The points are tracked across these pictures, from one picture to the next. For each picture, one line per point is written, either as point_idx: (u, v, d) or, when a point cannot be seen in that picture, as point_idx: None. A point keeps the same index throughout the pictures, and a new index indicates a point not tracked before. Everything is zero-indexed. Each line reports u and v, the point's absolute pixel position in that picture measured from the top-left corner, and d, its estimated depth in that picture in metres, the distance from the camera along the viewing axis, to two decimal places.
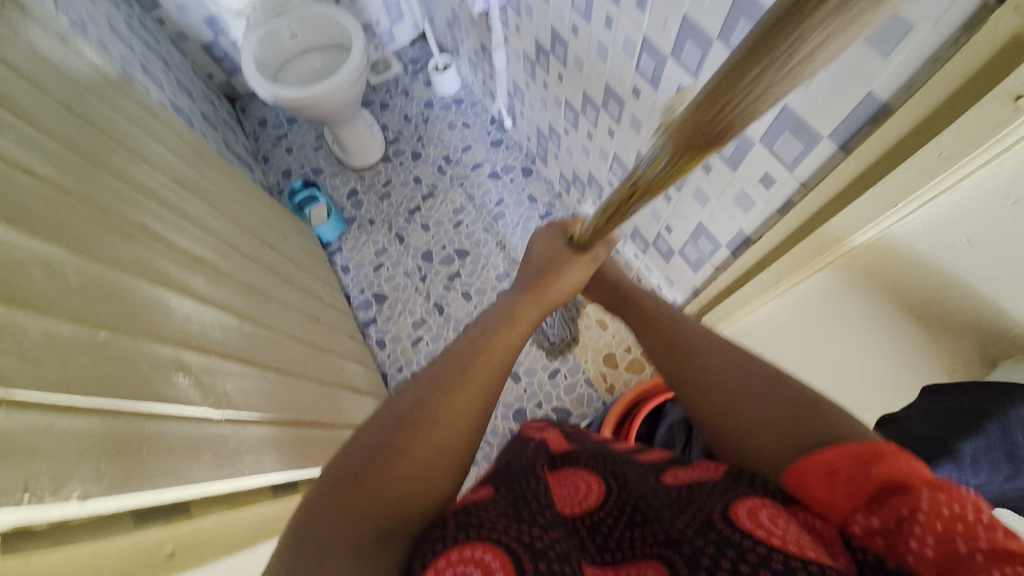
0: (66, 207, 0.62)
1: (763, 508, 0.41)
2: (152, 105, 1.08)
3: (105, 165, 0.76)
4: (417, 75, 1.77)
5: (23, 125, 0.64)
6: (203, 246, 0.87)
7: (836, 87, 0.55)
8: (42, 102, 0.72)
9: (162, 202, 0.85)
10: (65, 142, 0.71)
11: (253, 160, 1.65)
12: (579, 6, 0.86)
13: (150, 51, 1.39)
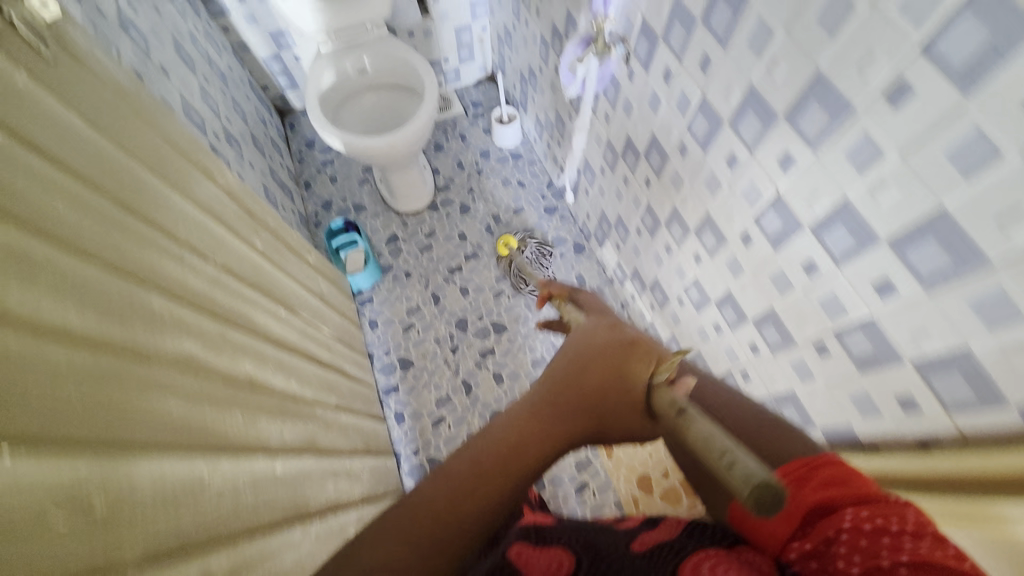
0: (170, 209, 0.59)
1: (706, 561, 0.40)
2: (215, 132, 1.06)
3: (170, 180, 0.62)
4: (477, 121, 1.71)
5: (64, 112, 0.47)
6: (267, 298, 0.77)
7: (909, 193, 0.50)
8: (82, 82, 0.53)
9: (227, 234, 0.71)
10: (101, 131, 0.52)
11: (295, 186, 1.54)
12: (642, 55, 0.83)
13: (203, 42, 1.21)
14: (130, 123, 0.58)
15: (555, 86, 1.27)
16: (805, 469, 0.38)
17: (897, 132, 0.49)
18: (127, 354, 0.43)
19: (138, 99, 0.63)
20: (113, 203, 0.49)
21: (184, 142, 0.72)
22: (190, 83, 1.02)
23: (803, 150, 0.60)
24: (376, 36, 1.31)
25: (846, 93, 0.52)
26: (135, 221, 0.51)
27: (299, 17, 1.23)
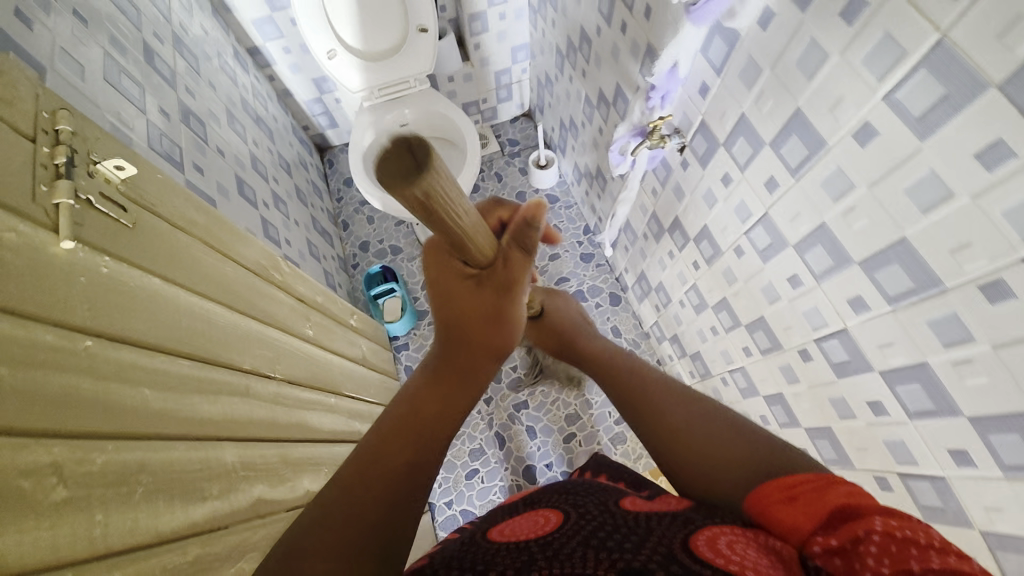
0: (232, 337, 0.60)
1: (724, 535, 0.38)
2: (266, 202, 1.07)
3: (235, 305, 0.63)
4: (514, 159, 1.70)
5: (148, 277, 0.49)
6: (315, 396, 0.78)
7: (999, 381, 0.47)
8: (163, 230, 0.54)
9: (280, 340, 0.72)
10: (179, 280, 0.54)
11: (333, 228, 1.56)
12: (699, 151, 0.80)
13: (248, 97, 1.23)
14: (193, 254, 0.58)
15: (599, 144, 1.25)
16: (812, 483, 0.37)
17: (990, 327, 0.46)
18: (204, 531, 0.44)
19: (198, 221, 0.63)
20: (183, 360, 0.49)
21: (241, 252, 0.71)
22: (241, 154, 1.03)
23: (880, 303, 0.57)
24: (417, 89, 1.32)
25: (935, 269, 0.49)
26: (202, 371, 0.52)
27: (348, 76, 1.24)
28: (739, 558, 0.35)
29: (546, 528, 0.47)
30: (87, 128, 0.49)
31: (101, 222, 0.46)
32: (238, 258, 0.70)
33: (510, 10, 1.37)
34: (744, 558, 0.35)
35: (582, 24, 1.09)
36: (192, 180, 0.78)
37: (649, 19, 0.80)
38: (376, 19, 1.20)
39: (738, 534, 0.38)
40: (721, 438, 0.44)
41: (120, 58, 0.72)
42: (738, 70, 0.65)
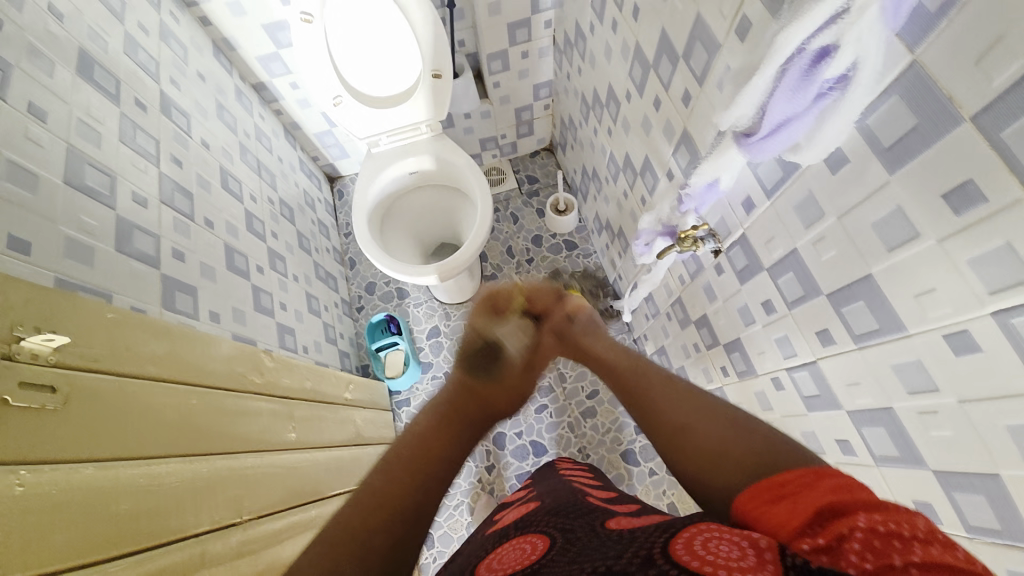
0: (189, 493, 0.53)
1: (699, 537, 0.32)
2: (260, 267, 1.01)
3: (202, 447, 0.58)
4: (532, 198, 1.59)
5: (81, 467, 0.43)
6: (294, 517, 0.71)
7: None
8: (117, 388, 0.49)
9: (255, 465, 0.66)
10: (128, 451, 0.48)
11: (339, 269, 1.50)
12: (737, 264, 0.70)
13: (250, 142, 1.17)
14: (148, 405, 0.52)
15: (623, 207, 1.14)
16: (796, 481, 0.32)
17: None
18: None
19: (158, 355, 0.57)
20: (117, 563, 0.43)
21: (211, 371, 0.65)
22: (235, 217, 0.98)
23: (955, 526, 0.46)
24: (428, 135, 1.23)
25: None
26: (142, 565, 0.45)
27: (355, 123, 1.15)
28: (716, 558, 0.29)
29: (535, 556, 0.40)
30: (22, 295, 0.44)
31: (22, 417, 0.40)
32: (207, 380, 0.64)
33: (534, 49, 1.25)
34: (718, 558, 0.29)
35: (610, 82, 0.97)
36: (169, 275, 0.72)
37: (689, 107, 0.69)
38: (389, 65, 1.12)
39: (720, 531, 0.32)
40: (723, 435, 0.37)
41: (88, 149, 0.66)
42: (793, 203, 0.54)
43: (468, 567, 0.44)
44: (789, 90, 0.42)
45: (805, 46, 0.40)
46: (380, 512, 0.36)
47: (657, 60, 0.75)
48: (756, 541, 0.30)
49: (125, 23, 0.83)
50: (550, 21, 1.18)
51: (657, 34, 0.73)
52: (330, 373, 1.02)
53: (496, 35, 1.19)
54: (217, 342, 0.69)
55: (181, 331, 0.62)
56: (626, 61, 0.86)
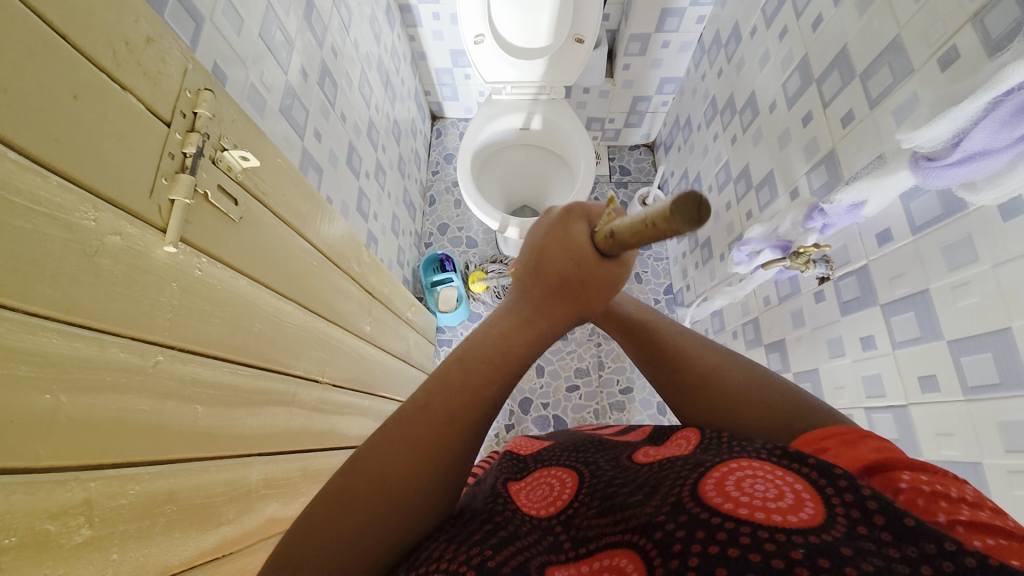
0: (294, 338, 0.58)
1: (734, 472, 0.33)
2: (367, 173, 1.06)
3: (312, 304, 0.63)
4: (620, 189, 1.59)
5: (239, 280, 0.47)
6: (354, 399, 0.76)
7: None
8: (270, 226, 0.53)
9: (340, 340, 0.71)
10: (268, 282, 0.52)
11: (420, 202, 1.55)
12: (843, 294, 0.69)
13: (385, 57, 1.21)
14: (285, 250, 0.56)
15: (718, 218, 1.14)
16: (838, 437, 0.36)
17: None
18: (224, 555, 0.44)
19: (300, 211, 0.61)
20: (240, 369, 0.47)
21: (327, 243, 0.69)
22: (361, 121, 1.02)
23: None
24: (550, 98, 1.24)
25: None
26: (255, 380, 0.49)
27: (487, 66, 1.18)
28: (753, 500, 0.31)
29: (564, 492, 0.42)
30: (230, 115, 0.47)
31: (212, 217, 0.43)
32: (323, 249, 0.68)
33: (677, 42, 1.24)
34: (754, 499, 0.31)
35: (754, 89, 0.96)
36: (308, 149, 0.77)
37: (847, 128, 0.69)
38: (538, 18, 1.13)
39: (752, 467, 0.34)
40: (792, 420, 0.40)
41: (279, 13, 0.70)
42: (943, 243, 0.53)
43: (489, 484, 0.45)
44: (996, 123, 0.41)
45: (1020, 87, 0.40)
46: (391, 485, 0.31)
47: (824, 75, 0.74)
48: (797, 481, 0.32)
49: None
50: (703, 18, 1.17)
51: (834, 50, 0.72)
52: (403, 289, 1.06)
53: (647, 17, 1.18)
54: (334, 220, 0.73)
55: (318, 200, 0.66)
56: (784, 71, 0.85)
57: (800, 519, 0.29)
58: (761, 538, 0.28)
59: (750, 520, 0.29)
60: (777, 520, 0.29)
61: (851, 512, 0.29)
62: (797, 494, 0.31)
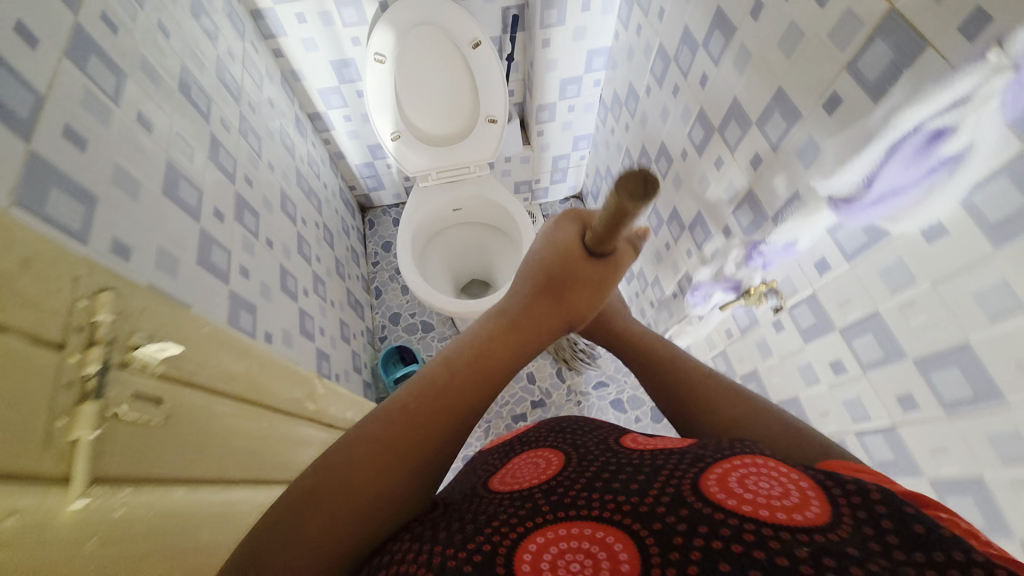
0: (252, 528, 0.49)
1: (735, 470, 0.35)
2: (304, 289, 1.00)
3: (268, 474, 0.55)
4: None
5: (172, 493, 0.40)
6: None
7: None
8: (203, 410, 0.46)
9: None
10: (207, 477, 0.45)
11: (366, 297, 1.49)
12: (800, 322, 0.71)
13: (302, 167, 1.19)
14: (226, 428, 0.49)
15: (659, 257, 1.17)
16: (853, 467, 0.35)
17: None
18: None
19: (236, 374, 0.54)
20: None
21: (274, 392, 0.62)
22: (288, 239, 0.98)
23: None
24: (476, 175, 1.25)
25: None
26: None
27: (409, 159, 1.18)
28: (756, 497, 0.32)
29: (548, 473, 0.42)
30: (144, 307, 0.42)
31: (129, 434, 0.37)
32: (269, 403, 0.60)
33: (581, 104, 1.32)
34: (759, 496, 0.32)
35: (663, 140, 1.02)
36: (235, 291, 0.71)
37: (758, 169, 0.73)
38: (448, 106, 1.15)
39: (755, 466, 0.35)
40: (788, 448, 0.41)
41: (180, 162, 0.66)
42: (879, 267, 0.56)
43: (477, 482, 0.46)
44: (908, 160, 0.48)
45: (924, 124, 0.46)
46: (394, 454, 0.36)
47: (724, 124, 0.79)
48: (802, 479, 0.33)
49: (219, 49, 0.86)
50: (598, 81, 1.25)
51: (726, 102, 0.77)
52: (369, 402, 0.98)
53: (549, 89, 1.25)
54: (277, 362, 0.65)
55: (258, 353, 0.59)
56: (686, 123, 0.91)
57: (806, 518, 0.30)
58: (761, 529, 0.29)
59: (765, 521, 0.30)
60: (780, 518, 0.30)
61: (857, 513, 0.29)
62: (803, 492, 0.32)
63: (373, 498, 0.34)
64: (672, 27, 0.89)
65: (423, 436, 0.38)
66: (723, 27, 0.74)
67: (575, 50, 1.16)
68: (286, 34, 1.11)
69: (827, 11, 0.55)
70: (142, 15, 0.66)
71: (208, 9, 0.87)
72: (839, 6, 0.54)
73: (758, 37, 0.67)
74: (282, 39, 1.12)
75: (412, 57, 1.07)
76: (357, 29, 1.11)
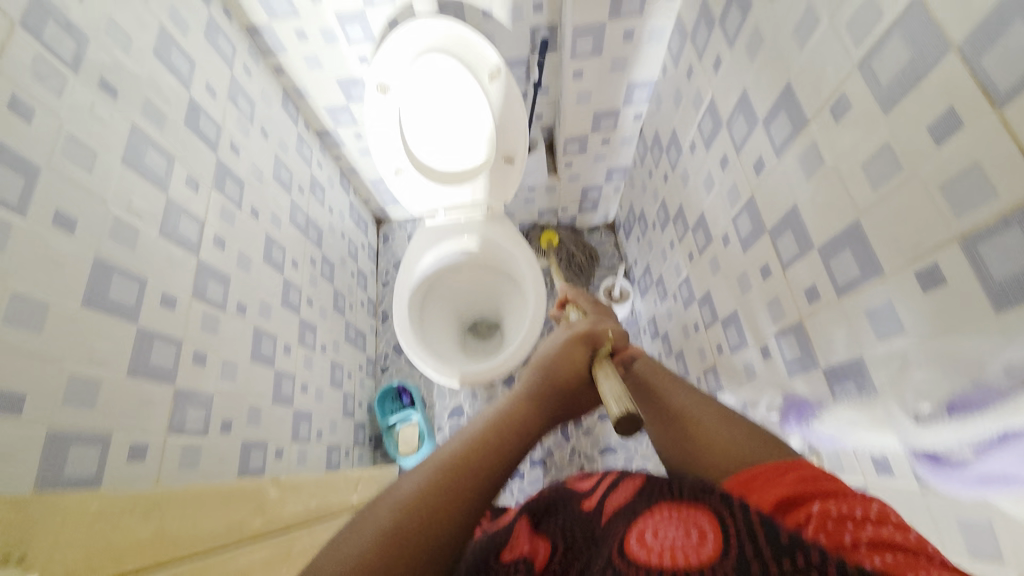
0: None
1: (648, 523, 0.33)
2: (288, 346, 0.93)
3: None
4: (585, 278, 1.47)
5: None
6: None
7: None
8: None
9: None
10: None
11: (371, 323, 1.42)
12: None
13: (302, 196, 1.10)
14: None
15: (685, 335, 1.01)
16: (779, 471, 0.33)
17: None
18: None
19: (141, 542, 0.48)
20: None
21: (207, 529, 0.55)
22: (272, 293, 0.90)
23: None
24: (492, 218, 1.13)
25: None
26: None
27: (413, 196, 1.08)
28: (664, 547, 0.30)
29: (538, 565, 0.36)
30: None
31: None
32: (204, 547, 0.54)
33: (617, 137, 1.13)
34: (667, 543, 0.31)
35: (703, 210, 0.84)
36: (179, 388, 0.65)
37: (813, 306, 0.56)
38: (457, 140, 1.03)
39: (667, 514, 0.33)
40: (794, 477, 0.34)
41: (117, 253, 0.59)
42: (956, 517, 0.40)
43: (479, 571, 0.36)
44: None
45: None
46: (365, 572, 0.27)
47: (777, 230, 0.62)
48: (702, 519, 0.31)
49: (193, 91, 0.78)
50: (640, 115, 1.07)
51: (783, 205, 0.60)
52: (339, 474, 0.92)
53: (580, 122, 1.08)
54: (205, 490, 0.59)
55: (171, 494, 0.53)
56: (731, 205, 0.73)
57: (699, 557, 0.28)
58: None
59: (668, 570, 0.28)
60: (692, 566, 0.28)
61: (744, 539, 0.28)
62: (701, 527, 0.30)
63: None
64: (728, 85, 0.70)
65: (472, 489, 0.33)
66: (791, 111, 0.56)
67: (612, 82, 0.98)
68: (287, 52, 1.01)
69: (943, 151, 0.37)
70: (78, 80, 0.58)
71: (182, 39, 0.78)
72: (960, 153, 0.36)
73: (835, 142, 0.49)
74: (283, 56, 1.02)
75: (423, 88, 0.95)
76: (363, 47, 1.00)
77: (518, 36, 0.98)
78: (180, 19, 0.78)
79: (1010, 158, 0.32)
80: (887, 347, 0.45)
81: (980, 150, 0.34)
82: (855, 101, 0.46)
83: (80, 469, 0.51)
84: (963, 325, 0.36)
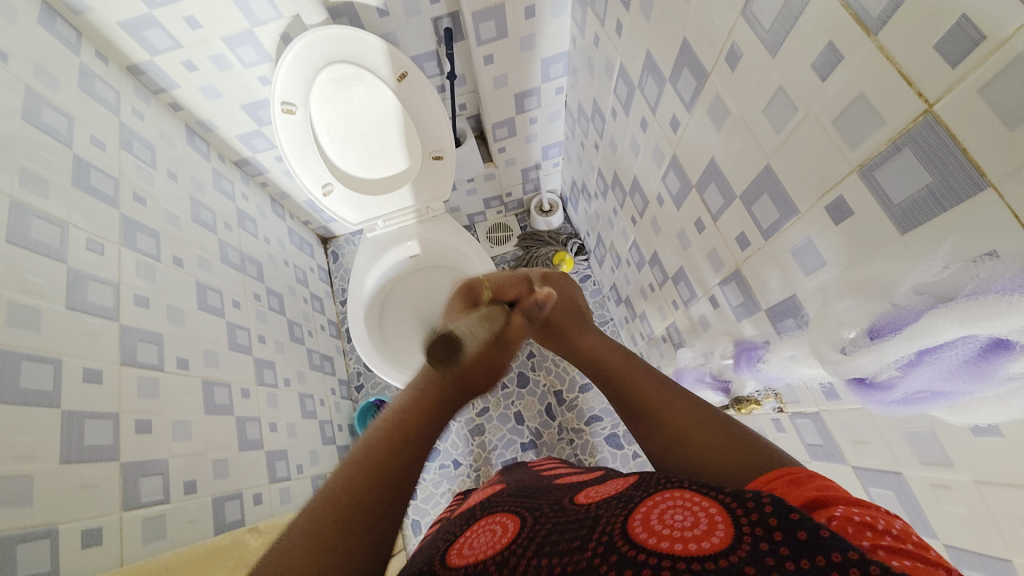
0: None
1: (653, 511, 0.35)
2: (246, 390, 0.89)
3: None
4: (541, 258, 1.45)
5: None
6: None
7: None
8: None
9: None
10: None
11: (337, 345, 1.38)
12: (806, 440, 0.57)
13: (230, 232, 1.04)
14: None
15: (645, 296, 1.01)
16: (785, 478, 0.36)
17: None
18: None
19: None
20: None
21: None
22: (215, 340, 0.85)
23: None
24: (433, 215, 1.11)
25: None
26: None
27: (349, 210, 1.05)
28: (672, 531, 0.32)
29: (504, 540, 0.41)
30: None
31: None
32: None
33: (544, 114, 1.12)
34: (675, 530, 0.32)
35: (635, 174, 0.85)
36: (130, 461, 0.62)
37: (746, 252, 0.57)
38: (384, 144, 0.99)
39: (676, 500, 0.35)
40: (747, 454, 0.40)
41: (23, 340, 0.54)
42: (904, 427, 0.42)
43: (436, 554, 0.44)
44: (948, 369, 0.32)
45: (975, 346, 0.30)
46: (374, 478, 0.39)
47: (702, 184, 0.62)
48: (710, 505, 0.33)
49: (76, 145, 0.72)
50: (561, 88, 1.06)
51: (703, 159, 0.60)
52: None
53: (502, 106, 1.06)
54: (171, 560, 0.59)
55: None
56: (658, 165, 0.74)
57: (709, 544, 0.29)
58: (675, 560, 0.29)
59: (676, 554, 0.29)
60: (684, 548, 0.30)
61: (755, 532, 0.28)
62: (711, 518, 0.31)
63: (358, 509, 0.37)
64: (633, 45, 0.69)
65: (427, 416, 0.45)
66: (691, 67, 0.56)
67: (525, 60, 0.96)
68: (179, 86, 0.95)
69: (831, 85, 0.38)
70: None
71: (52, 95, 0.71)
72: (847, 84, 0.36)
73: (736, 92, 0.50)
74: (176, 90, 0.96)
75: (333, 100, 0.91)
76: (261, 67, 0.94)
77: (420, 27, 0.95)
78: (47, 72, 0.72)
79: (890, 84, 0.33)
80: (818, 281, 0.46)
81: (863, 81, 0.35)
82: (746, 50, 0.46)
83: (32, 570, 0.48)
84: (879, 250, 0.38)
